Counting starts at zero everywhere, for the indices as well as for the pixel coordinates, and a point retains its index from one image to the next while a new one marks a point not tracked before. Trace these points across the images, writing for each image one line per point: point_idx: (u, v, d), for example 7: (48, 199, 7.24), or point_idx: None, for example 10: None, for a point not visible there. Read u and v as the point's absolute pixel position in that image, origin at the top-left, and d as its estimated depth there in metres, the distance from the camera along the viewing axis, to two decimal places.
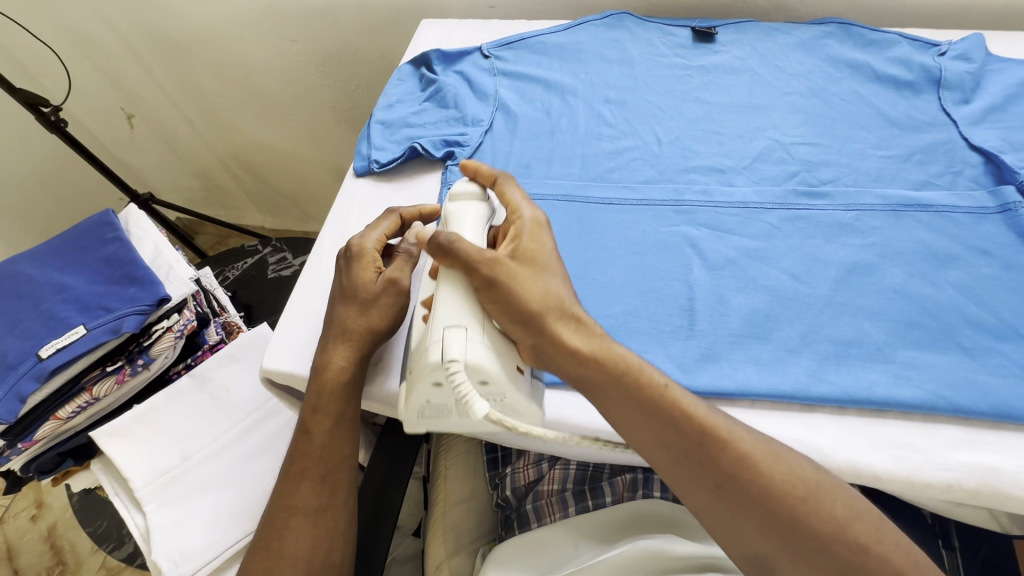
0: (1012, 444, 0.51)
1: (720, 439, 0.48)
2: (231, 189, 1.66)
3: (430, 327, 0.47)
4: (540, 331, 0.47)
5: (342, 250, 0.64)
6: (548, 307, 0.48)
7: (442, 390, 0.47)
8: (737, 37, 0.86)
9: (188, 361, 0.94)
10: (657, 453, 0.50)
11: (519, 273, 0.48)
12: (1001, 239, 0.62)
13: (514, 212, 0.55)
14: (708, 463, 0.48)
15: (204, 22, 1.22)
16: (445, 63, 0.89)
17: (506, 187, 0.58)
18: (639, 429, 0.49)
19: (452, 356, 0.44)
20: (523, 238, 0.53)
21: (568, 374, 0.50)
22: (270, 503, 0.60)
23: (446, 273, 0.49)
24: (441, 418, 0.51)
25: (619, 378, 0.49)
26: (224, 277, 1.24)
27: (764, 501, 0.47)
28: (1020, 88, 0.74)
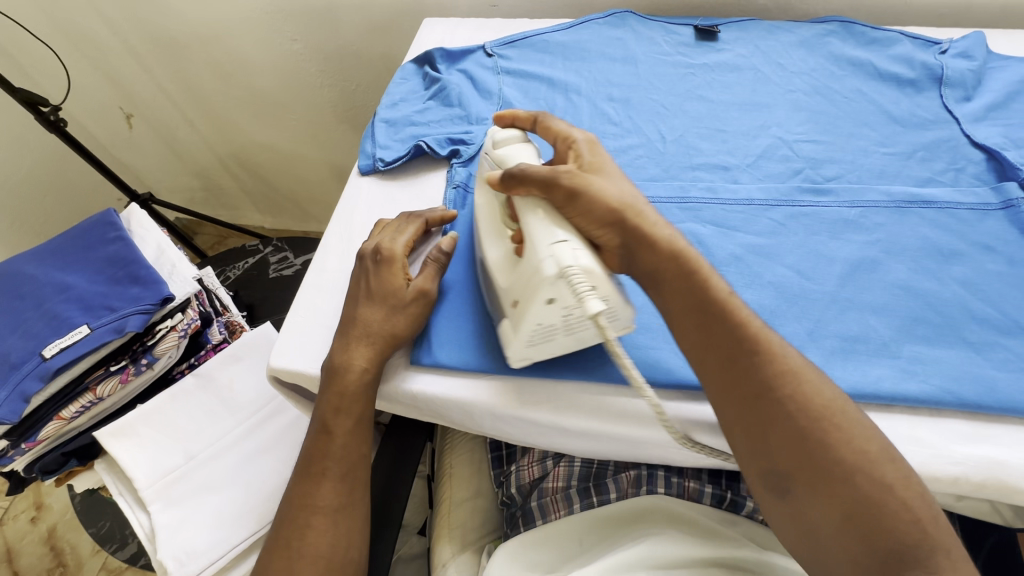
0: (1017, 438, 0.52)
1: (768, 348, 0.50)
2: (231, 188, 1.65)
3: (532, 251, 0.51)
4: (627, 230, 0.53)
5: (370, 252, 0.64)
6: (626, 204, 0.53)
7: (556, 307, 0.51)
8: (739, 35, 0.86)
9: (191, 360, 0.94)
10: (699, 355, 0.52)
11: (592, 181, 0.53)
12: (1004, 235, 0.62)
13: (566, 138, 0.60)
14: (751, 369, 0.49)
15: (205, 21, 1.21)
16: (449, 62, 0.89)
17: (549, 120, 0.61)
18: (694, 325, 0.52)
19: (568, 264, 0.49)
20: (586, 156, 0.58)
21: (646, 270, 0.54)
22: (285, 503, 0.59)
23: (527, 203, 0.54)
24: (549, 341, 0.55)
25: (690, 273, 0.53)
26: (225, 276, 1.24)
27: (793, 415, 0.47)
28: (1021, 86, 0.74)
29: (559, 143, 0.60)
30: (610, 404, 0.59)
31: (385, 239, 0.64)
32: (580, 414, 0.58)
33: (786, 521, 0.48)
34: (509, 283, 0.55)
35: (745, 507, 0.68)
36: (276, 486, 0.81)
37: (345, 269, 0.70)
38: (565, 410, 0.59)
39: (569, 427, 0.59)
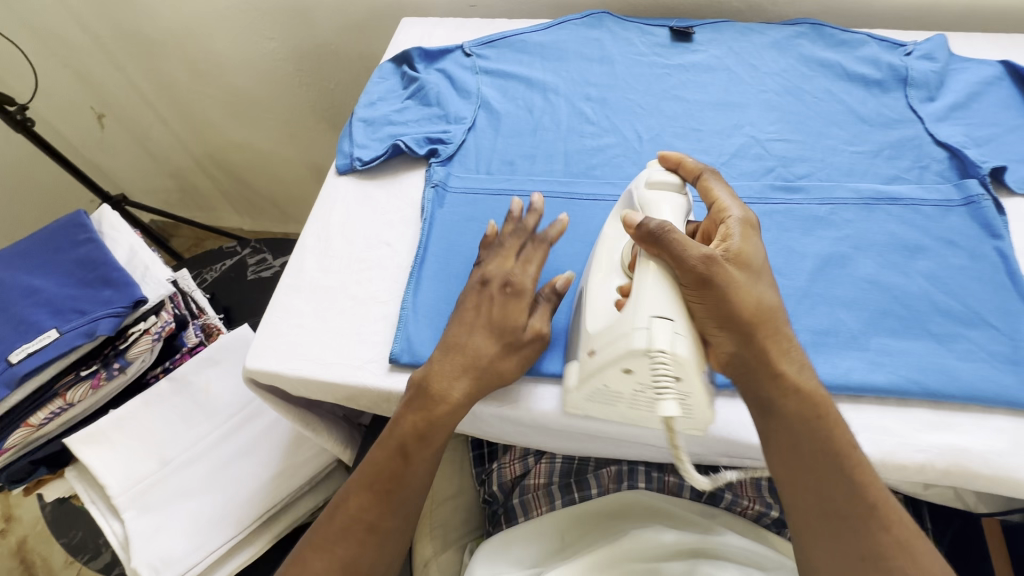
0: (979, 424, 0.54)
1: (887, 515, 0.49)
2: (208, 190, 1.62)
3: (631, 313, 0.49)
4: (747, 342, 0.49)
5: (496, 279, 0.60)
6: (760, 318, 0.50)
7: (630, 379, 0.50)
8: (714, 36, 0.88)
9: (166, 364, 0.92)
10: (808, 498, 0.50)
11: (733, 276, 0.50)
12: (967, 230, 0.64)
13: (722, 210, 0.55)
14: (865, 533, 0.48)
15: (180, 19, 1.20)
16: (427, 61, 0.89)
17: (713, 183, 0.57)
18: (809, 475, 0.50)
19: (660, 347, 0.47)
20: (735, 238, 0.53)
21: (754, 395, 0.51)
22: (338, 512, 0.55)
23: (657, 263, 0.51)
24: (609, 405, 0.54)
25: (814, 419, 0.50)
26: (202, 278, 1.22)
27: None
28: (981, 87, 0.77)
29: (714, 210, 0.56)
30: None
31: (513, 270, 0.60)
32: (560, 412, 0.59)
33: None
34: (595, 330, 0.53)
35: (724, 499, 0.69)
36: (256, 490, 0.80)
37: (322, 269, 0.70)
38: (543, 406, 0.59)
39: (547, 423, 0.59)
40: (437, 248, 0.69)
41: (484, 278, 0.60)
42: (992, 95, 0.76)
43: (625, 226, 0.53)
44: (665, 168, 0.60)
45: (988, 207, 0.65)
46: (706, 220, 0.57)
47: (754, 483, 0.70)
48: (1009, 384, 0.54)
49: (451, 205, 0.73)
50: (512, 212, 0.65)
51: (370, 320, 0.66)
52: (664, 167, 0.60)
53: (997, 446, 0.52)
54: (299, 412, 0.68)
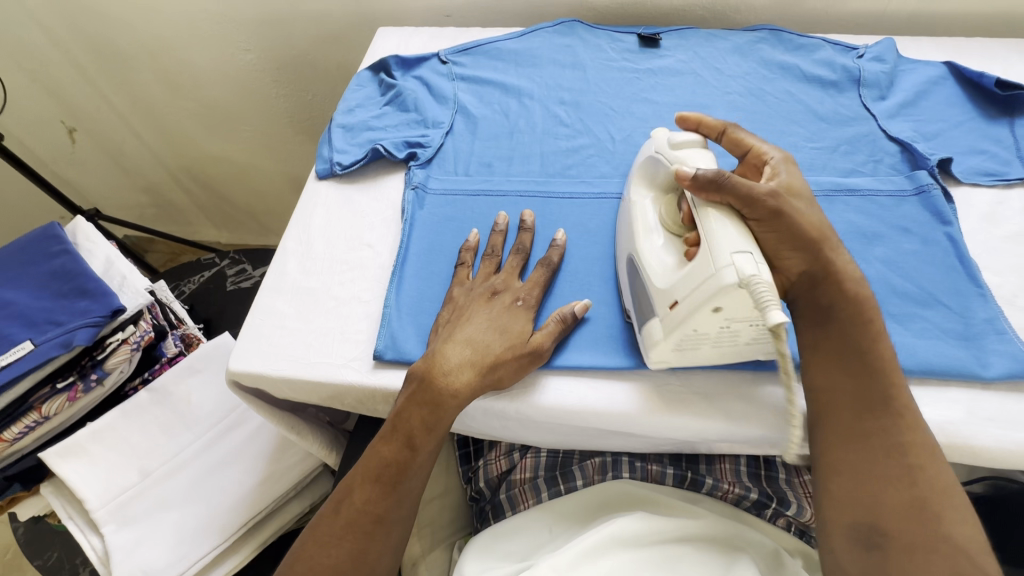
0: (935, 397, 0.57)
1: (912, 418, 0.52)
2: (185, 202, 1.60)
3: (710, 255, 0.50)
4: (816, 258, 0.55)
5: (511, 296, 0.63)
6: (822, 237, 0.56)
7: (717, 317, 0.51)
8: (680, 42, 0.92)
9: (145, 375, 0.91)
10: (838, 394, 0.54)
11: (795, 204, 0.55)
12: (919, 218, 0.68)
13: (762, 154, 0.61)
14: (888, 430, 0.52)
15: (154, 32, 1.20)
16: (404, 69, 0.91)
17: (741, 134, 0.62)
18: (843, 372, 0.54)
19: (752, 275, 0.48)
20: (782, 175, 0.58)
21: (815, 305, 0.56)
22: (343, 506, 0.55)
23: (722, 210, 0.53)
24: (693, 349, 0.56)
25: (861, 322, 0.55)
26: (180, 291, 1.21)
27: (918, 486, 0.50)
28: (927, 86, 0.82)
29: (752, 155, 0.62)
30: (572, 388, 0.61)
31: (522, 292, 0.63)
32: (544, 404, 0.60)
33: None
34: (670, 284, 0.54)
35: (705, 484, 0.69)
36: (240, 497, 0.79)
37: (304, 271, 0.71)
38: (527, 398, 0.61)
39: (532, 414, 0.61)
40: (418, 247, 0.70)
41: (494, 289, 0.63)
42: (937, 93, 0.82)
43: (679, 181, 0.55)
44: (685, 129, 0.64)
45: (937, 196, 0.69)
46: (743, 166, 0.63)
47: (732, 468, 0.71)
48: (961, 358, 0.58)
49: (431, 206, 0.74)
50: (498, 226, 0.69)
51: (354, 319, 0.67)
52: (686, 129, 0.64)
53: (952, 416, 0.55)
54: (284, 414, 0.68)
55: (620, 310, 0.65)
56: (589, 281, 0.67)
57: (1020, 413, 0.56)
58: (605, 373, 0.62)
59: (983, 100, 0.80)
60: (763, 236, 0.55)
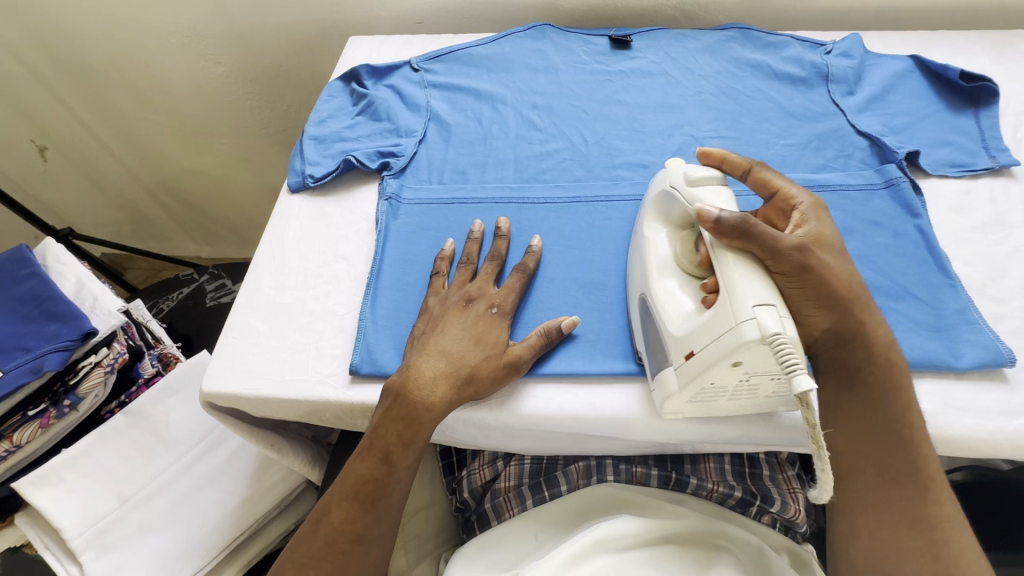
0: (909, 389, 0.57)
1: (937, 490, 0.54)
2: (162, 218, 1.58)
3: (729, 307, 0.48)
4: (844, 317, 0.53)
5: (485, 305, 0.62)
6: (854, 295, 0.54)
7: (736, 371, 0.50)
8: (651, 43, 0.92)
9: (122, 398, 0.89)
10: (866, 466, 0.55)
11: (822, 258, 0.53)
12: (889, 211, 0.69)
13: (790, 197, 0.58)
14: (914, 505, 0.53)
15: (122, 45, 1.18)
16: (375, 78, 0.90)
17: (769, 174, 0.59)
18: (871, 442, 0.55)
19: (777, 333, 0.46)
20: (812, 223, 0.56)
21: (844, 368, 0.55)
22: (321, 526, 0.55)
23: (744, 257, 0.50)
24: (712, 400, 0.54)
25: (893, 389, 0.54)
26: (158, 309, 1.19)
27: (942, 560, 0.52)
28: (894, 80, 0.83)
29: (779, 198, 0.59)
30: (552, 395, 0.61)
31: (496, 297, 0.63)
32: (524, 413, 0.60)
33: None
34: (686, 331, 0.52)
35: (690, 484, 0.69)
36: (223, 518, 0.78)
37: (278, 287, 0.70)
38: (506, 406, 0.60)
39: (513, 422, 0.60)
40: (393, 257, 0.70)
41: (468, 297, 0.62)
42: (904, 86, 0.82)
43: (702, 222, 0.51)
44: (707, 165, 0.61)
45: (906, 188, 0.70)
46: (768, 207, 0.60)
47: (717, 467, 0.70)
48: (934, 349, 0.58)
49: (406, 216, 0.73)
50: (473, 233, 0.69)
51: (329, 334, 0.66)
52: (707, 164, 0.61)
53: (926, 408, 0.56)
54: (263, 432, 0.67)
55: (597, 315, 0.65)
56: (566, 287, 0.66)
57: (993, 402, 0.56)
58: (584, 379, 0.62)
59: (949, 92, 0.81)
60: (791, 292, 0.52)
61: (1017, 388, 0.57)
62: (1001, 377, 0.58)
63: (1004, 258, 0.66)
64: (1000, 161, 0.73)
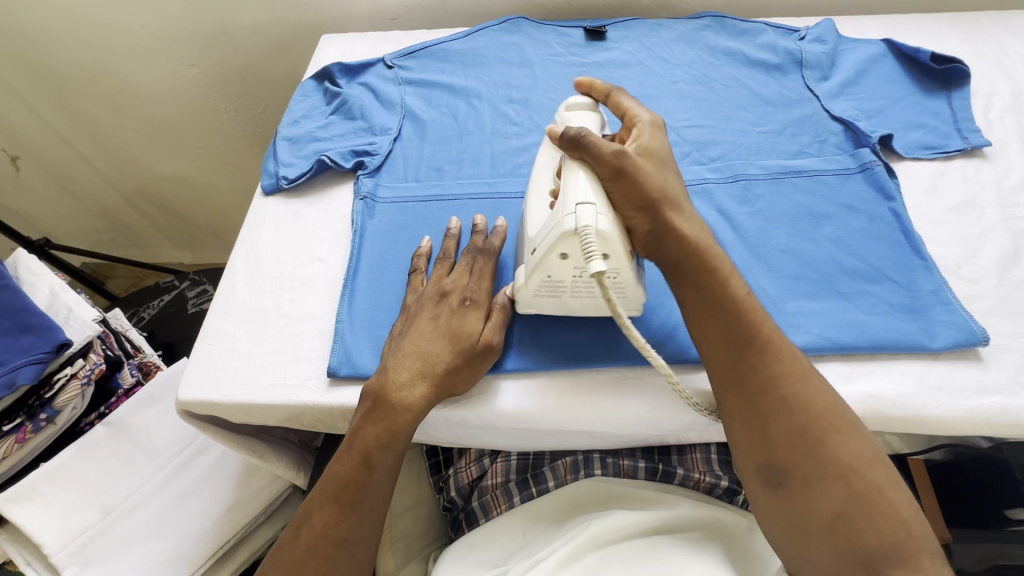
0: (888, 372, 0.58)
1: (777, 347, 0.53)
2: (142, 225, 1.55)
3: (561, 204, 0.52)
4: (658, 218, 0.53)
5: (455, 294, 0.61)
6: (665, 198, 0.54)
7: (566, 263, 0.54)
8: (626, 34, 0.92)
9: (101, 409, 0.88)
10: (713, 345, 0.54)
11: (641, 164, 0.54)
12: (864, 195, 0.69)
13: (632, 116, 0.61)
14: (756, 366, 0.52)
15: (91, 51, 1.15)
16: (349, 76, 0.89)
17: (622, 98, 0.62)
18: (706, 318, 0.54)
19: (585, 224, 0.50)
20: (644, 136, 0.58)
21: (662, 257, 0.55)
22: (303, 532, 0.54)
23: (582, 167, 0.54)
24: (555, 296, 0.59)
25: (706, 266, 0.54)
26: (140, 317, 1.17)
27: (796, 415, 0.51)
28: (867, 64, 0.83)
29: (626, 120, 0.61)
30: (533, 390, 0.61)
31: (469, 287, 0.62)
32: (505, 409, 0.60)
33: (775, 515, 0.51)
34: (534, 233, 0.56)
35: (676, 475, 0.68)
36: (209, 527, 0.77)
37: (253, 291, 0.69)
38: (486, 403, 0.60)
39: (495, 420, 0.60)
40: (370, 259, 0.69)
41: (442, 291, 0.61)
42: (877, 70, 0.83)
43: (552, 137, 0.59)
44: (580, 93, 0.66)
45: (880, 171, 0.70)
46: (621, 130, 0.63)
47: (703, 457, 0.71)
48: (911, 331, 0.59)
49: (382, 214, 0.73)
50: (450, 231, 0.68)
51: (306, 337, 0.65)
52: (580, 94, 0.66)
53: (904, 389, 0.56)
54: (243, 439, 0.66)
55: None
56: None
57: (968, 381, 0.57)
58: (568, 372, 0.62)
59: (921, 74, 0.82)
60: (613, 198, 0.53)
61: (991, 367, 0.58)
62: (976, 357, 0.58)
63: (978, 237, 0.67)
64: (972, 142, 0.74)
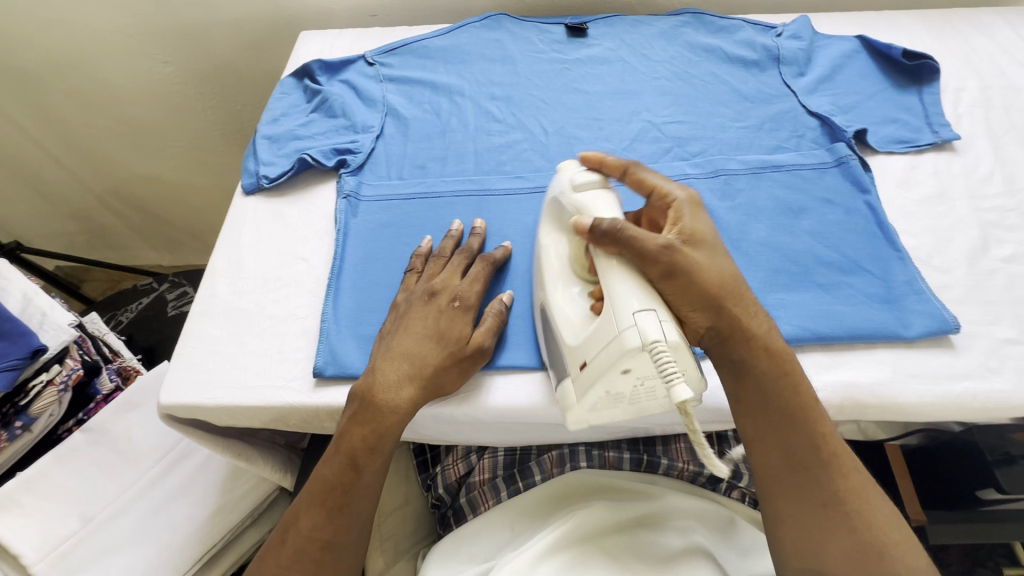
0: (864, 360, 0.59)
1: (842, 462, 0.54)
2: (118, 227, 1.52)
3: (613, 316, 0.50)
4: (722, 315, 0.54)
5: (444, 296, 0.61)
6: (726, 289, 0.54)
7: (629, 377, 0.50)
8: (607, 31, 0.92)
9: (79, 416, 0.86)
10: (771, 453, 0.54)
11: (693, 257, 0.53)
12: (840, 188, 0.71)
13: (666, 195, 0.59)
14: (821, 479, 0.53)
15: (61, 48, 1.12)
16: (329, 73, 0.88)
17: (643, 174, 0.61)
18: (769, 426, 0.54)
19: (654, 338, 0.47)
20: (685, 219, 0.57)
21: (732, 361, 0.55)
22: (290, 535, 0.54)
23: (621, 264, 0.52)
24: (610, 410, 0.54)
25: (780, 375, 0.54)
26: (117, 321, 1.14)
27: (858, 531, 0.51)
28: (842, 61, 0.85)
29: (657, 198, 0.60)
30: (520, 386, 0.61)
31: (460, 287, 0.61)
32: (492, 405, 0.60)
33: None
34: (579, 343, 0.53)
35: (661, 465, 0.68)
36: (196, 531, 0.77)
37: (235, 292, 0.68)
38: (473, 400, 0.60)
39: (481, 415, 0.61)
40: (354, 257, 0.69)
41: (432, 290, 0.61)
42: (852, 66, 0.85)
43: (579, 233, 0.54)
44: (588, 168, 0.63)
45: (855, 165, 0.72)
46: (650, 208, 0.61)
47: (688, 446, 0.70)
48: (886, 320, 0.61)
49: (366, 213, 0.72)
50: (450, 232, 0.67)
51: (291, 337, 0.64)
52: (587, 169, 0.63)
53: (880, 377, 0.58)
54: (229, 442, 0.65)
55: None
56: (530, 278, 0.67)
57: (941, 367, 0.59)
58: None
59: (894, 70, 0.84)
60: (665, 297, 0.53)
61: (962, 353, 0.60)
62: (948, 344, 0.60)
63: (949, 229, 0.69)
64: (942, 136, 0.76)
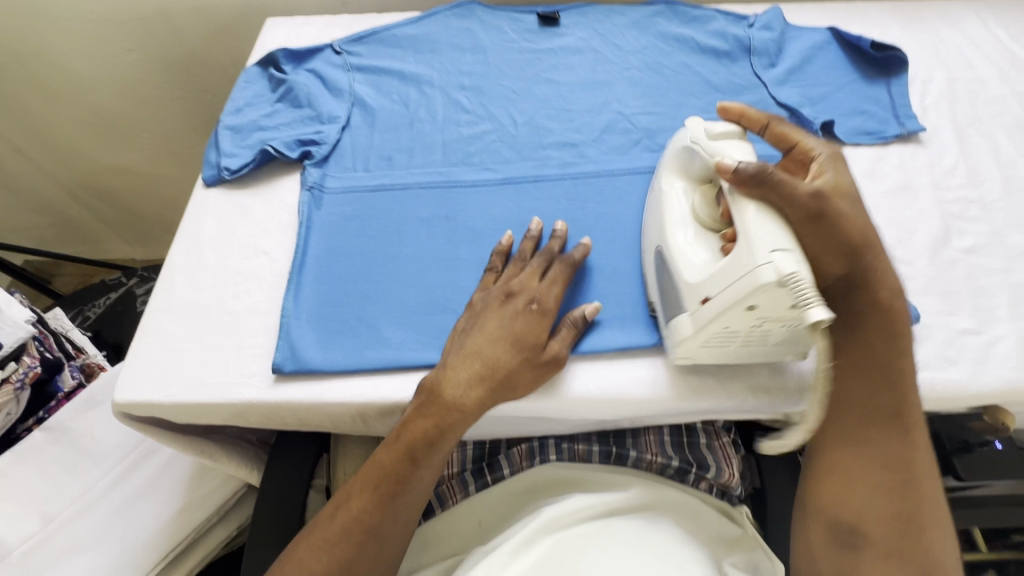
0: None
1: (916, 435, 0.55)
2: (87, 220, 1.48)
3: (745, 253, 0.49)
4: (854, 266, 0.54)
5: (523, 300, 0.59)
6: (864, 241, 0.55)
7: (751, 315, 0.51)
8: (579, 20, 0.91)
9: (40, 414, 0.84)
10: (846, 409, 0.56)
11: (840, 206, 0.53)
12: None
13: (807, 149, 0.58)
14: (892, 440, 0.55)
15: (18, 34, 1.08)
16: (295, 62, 0.86)
17: (783, 128, 0.59)
18: (863, 382, 0.56)
19: (793, 274, 0.47)
20: (829, 173, 0.56)
21: (847, 312, 0.56)
22: (340, 512, 0.56)
23: (761, 203, 0.51)
24: (721, 346, 0.56)
25: (891, 336, 0.55)
26: (84, 316, 1.12)
27: (906, 499, 0.54)
28: (813, 52, 0.85)
29: (799, 149, 0.58)
30: None
31: (539, 291, 0.60)
32: None
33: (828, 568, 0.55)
34: (702, 281, 0.53)
35: (630, 457, 0.67)
36: (161, 529, 0.76)
37: (193, 286, 0.66)
38: None
39: None
40: (317, 251, 0.67)
41: (509, 291, 0.60)
42: (822, 58, 0.84)
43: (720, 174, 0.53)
44: (726, 120, 0.60)
45: None
46: (785, 161, 0.60)
47: (656, 438, 0.69)
48: None
49: (330, 206, 0.71)
50: (530, 231, 0.65)
51: (251, 333, 0.63)
52: (727, 120, 0.60)
53: None
54: (191, 439, 0.64)
55: None
56: None
57: None
58: None
59: (863, 61, 0.84)
60: (808, 242, 0.53)
61: (921, 344, 0.60)
62: None
63: (912, 220, 0.69)
64: (908, 128, 0.76)
